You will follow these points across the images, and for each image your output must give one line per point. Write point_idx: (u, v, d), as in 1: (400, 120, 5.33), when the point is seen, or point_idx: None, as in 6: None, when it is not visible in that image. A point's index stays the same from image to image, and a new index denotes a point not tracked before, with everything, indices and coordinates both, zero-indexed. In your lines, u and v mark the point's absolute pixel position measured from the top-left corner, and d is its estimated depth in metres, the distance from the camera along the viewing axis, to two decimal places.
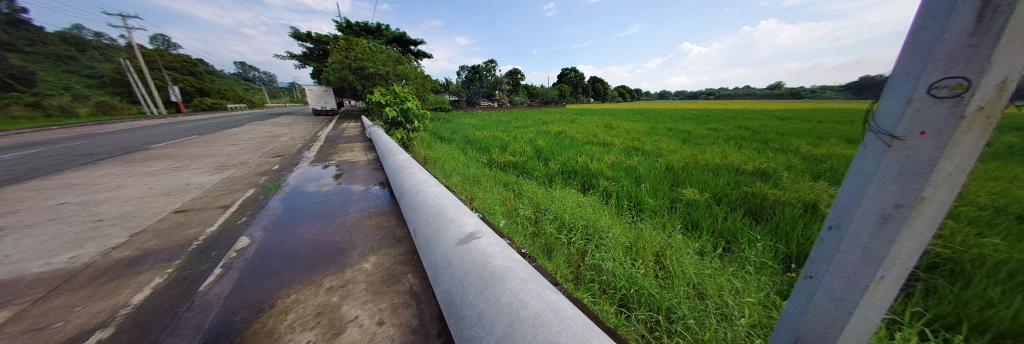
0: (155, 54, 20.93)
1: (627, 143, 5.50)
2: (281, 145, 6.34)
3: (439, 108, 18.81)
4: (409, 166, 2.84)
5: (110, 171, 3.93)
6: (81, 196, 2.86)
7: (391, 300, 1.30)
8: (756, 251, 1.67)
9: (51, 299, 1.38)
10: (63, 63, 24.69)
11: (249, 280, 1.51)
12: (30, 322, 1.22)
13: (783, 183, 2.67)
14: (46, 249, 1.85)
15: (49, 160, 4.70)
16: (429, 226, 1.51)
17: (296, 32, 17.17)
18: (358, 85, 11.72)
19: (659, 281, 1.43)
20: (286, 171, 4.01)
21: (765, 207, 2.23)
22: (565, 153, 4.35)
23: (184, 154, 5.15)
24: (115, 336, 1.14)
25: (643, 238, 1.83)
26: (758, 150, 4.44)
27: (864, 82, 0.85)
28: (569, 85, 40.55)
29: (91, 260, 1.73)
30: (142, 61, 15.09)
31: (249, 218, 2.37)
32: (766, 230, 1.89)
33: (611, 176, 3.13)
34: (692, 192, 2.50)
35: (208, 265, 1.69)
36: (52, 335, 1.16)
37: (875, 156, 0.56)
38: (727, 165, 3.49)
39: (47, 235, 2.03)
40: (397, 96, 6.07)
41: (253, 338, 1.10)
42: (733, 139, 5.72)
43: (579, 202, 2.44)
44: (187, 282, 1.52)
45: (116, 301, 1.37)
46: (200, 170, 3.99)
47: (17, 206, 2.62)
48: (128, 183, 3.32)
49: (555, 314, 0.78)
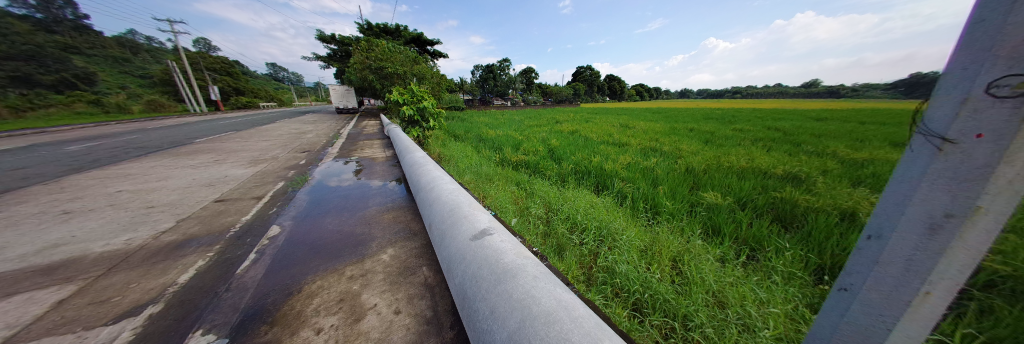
0: (197, 56, 22.84)
1: (644, 143, 5.31)
2: (306, 141, 6.74)
3: (453, 106, 19.17)
4: (424, 163, 2.91)
5: (160, 163, 4.36)
6: (136, 185, 3.20)
7: (408, 291, 1.36)
8: (785, 261, 1.55)
9: (110, 276, 1.56)
10: (121, 66, 27.62)
11: (279, 266, 1.63)
12: (94, 295, 1.39)
13: (817, 189, 2.48)
14: (107, 231, 2.09)
15: (109, 152, 5.28)
16: (443, 222, 1.56)
17: (321, 34, 18.17)
18: (377, 85, 12.19)
19: (675, 287, 1.38)
20: (311, 166, 4.27)
21: (797, 213, 2.07)
22: (579, 153, 4.28)
23: (221, 148, 5.60)
24: (163, 312, 1.27)
25: (659, 241, 1.77)
26: (788, 153, 4.15)
27: (916, 79, 0.77)
28: (584, 83, 39.77)
29: (144, 243, 1.94)
30: (187, 63, 16.57)
31: (279, 209, 2.55)
32: (796, 239, 1.76)
33: (626, 177, 3.05)
34: (714, 196, 2.39)
35: (243, 250, 1.84)
36: (111, 308, 1.31)
37: (924, 161, 0.52)
38: (753, 168, 3.29)
39: (109, 219, 2.30)
40: (413, 95, 6.26)
41: (283, 319, 1.19)
42: (761, 140, 5.38)
43: (592, 203, 2.40)
44: (225, 266, 1.67)
45: (164, 280, 1.53)
46: (235, 164, 4.33)
47: (84, 192, 2.98)
48: (174, 174, 3.68)
49: (567, 312, 0.79)
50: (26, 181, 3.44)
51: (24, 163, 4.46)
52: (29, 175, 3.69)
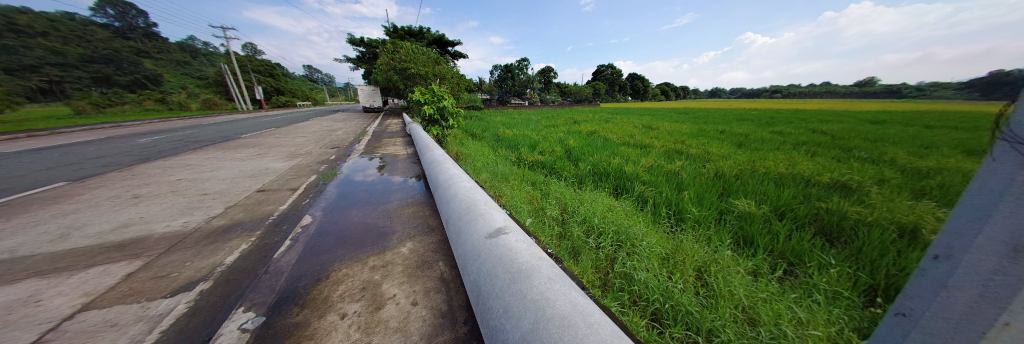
0: (246, 60, 25.37)
1: (668, 146, 5.03)
2: (336, 138, 7.21)
3: (472, 106, 19.53)
4: (443, 161, 3.00)
5: (212, 155, 4.89)
6: (193, 174, 3.62)
7: (424, 284, 1.41)
8: (829, 278, 1.39)
9: (171, 254, 1.78)
10: (184, 69, 31.47)
11: (310, 253, 1.76)
12: (156, 271, 1.59)
13: (870, 200, 2.20)
14: (167, 214, 2.38)
15: (172, 145, 6.02)
16: (459, 219, 1.59)
17: (352, 38, 19.40)
18: (401, 85, 12.76)
19: (699, 299, 1.30)
20: (339, 161, 4.57)
21: (846, 227, 1.85)
22: (598, 154, 4.16)
23: (263, 143, 6.17)
24: (212, 289, 1.43)
25: (683, 250, 1.67)
26: (835, 159, 3.75)
27: (997, 76, 0.67)
28: (604, 83, 38.68)
29: (198, 226, 2.19)
30: (236, 66, 18.44)
31: (311, 200, 2.76)
32: (843, 255, 1.57)
33: (648, 181, 2.92)
34: (747, 204, 2.21)
35: (280, 237, 2.02)
36: (170, 282, 1.49)
37: (1011, 173, 0.44)
38: (793, 174, 3.02)
39: (169, 204, 2.62)
40: (434, 94, 6.47)
41: (312, 302, 1.29)
42: (804, 145, 4.89)
43: (610, 206, 2.33)
44: (264, 250, 1.83)
45: (213, 261, 1.71)
46: (274, 157, 4.75)
47: (152, 179, 3.42)
48: (224, 166, 4.11)
49: (582, 317, 0.77)
50: (108, 169, 4.01)
51: (107, 152, 5.21)
52: (110, 163, 4.30)
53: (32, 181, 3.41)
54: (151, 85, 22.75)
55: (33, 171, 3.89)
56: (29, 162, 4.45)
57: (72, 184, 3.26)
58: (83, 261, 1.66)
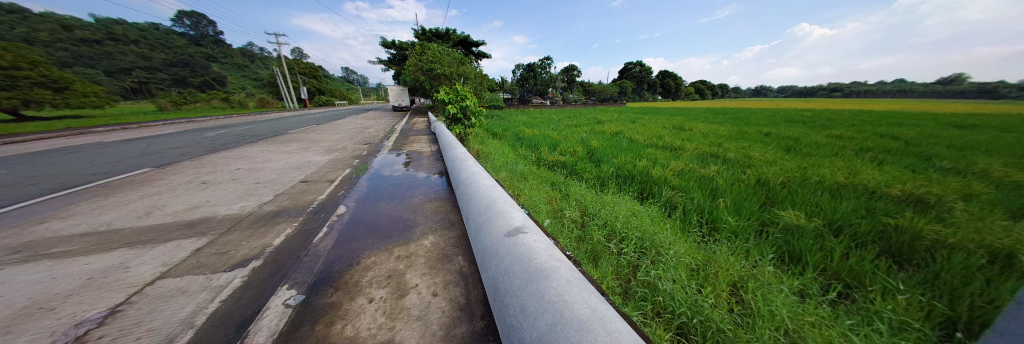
0: (294, 63, 28.19)
1: (702, 149, 4.68)
2: (367, 135, 7.75)
3: (494, 105, 19.80)
4: (465, 159, 3.08)
5: (264, 148, 5.53)
6: (248, 165, 4.11)
7: (445, 277, 1.47)
8: (900, 307, 1.19)
9: (229, 234, 2.04)
10: (243, 72, 35.88)
11: (343, 240, 1.92)
12: (218, 248, 1.83)
13: (955, 218, 1.85)
14: (229, 199, 2.74)
15: (233, 138, 6.89)
16: (479, 216, 1.63)
17: (385, 41, 20.70)
18: (427, 85, 13.33)
19: (733, 317, 1.19)
20: (370, 156, 4.90)
21: (922, 248, 1.57)
22: (622, 156, 4.00)
23: (306, 139, 6.82)
24: (262, 267, 1.61)
25: (716, 262, 1.55)
26: (907, 168, 3.24)
27: None
28: (631, 81, 36.93)
29: (252, 210, 2.49)
30: (286, 69, 20.56)
31: (346, 192, 3.01)
32: (920, 281, 1.33)
33: (679, 186, 2.73)
34: (795, 216, 1.98)
35: (318, 224, 2.22)
36: (230, 258, 1.71)
37: None
38: (850, 184, 2.65)
39: (230, 190, 3.01)
40: (458, 94, 6.65)
41: (344, 286, 1.40)
42: (867, 151, 4.27)
43: (634, 211, 2.24)
44: (305, 235, 2.04)
45: (263, 242, 1.93)
46: (315, 151, 5.24)
47: (217, 168, 3.95)
48: (273, 158, 4.61)
49: (602, 323, 0.73)
50: (183, 158, 4.69)
51: (184, 144, 6.12)
52: (185, 154, 5.03)
53: (128, 167, 4.09)
54: (218, 86, 26.28)
55: (129, 158, 4.67)
56: (128, 150, 5.37)
57: (156, 171, 3.86)
58: (164, 236, 1.96)
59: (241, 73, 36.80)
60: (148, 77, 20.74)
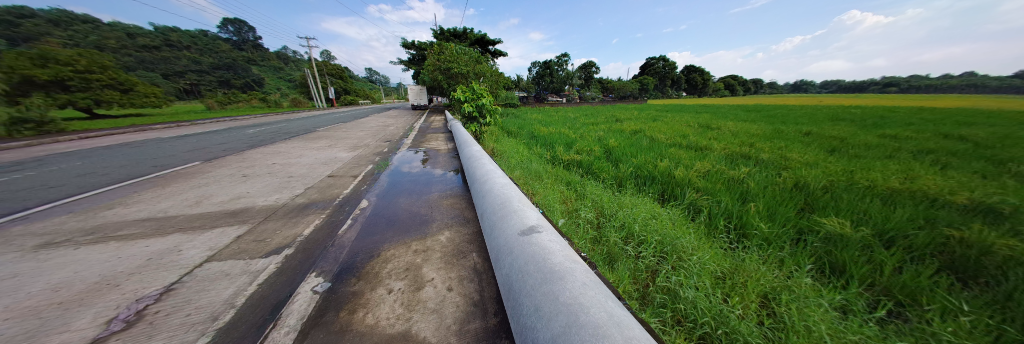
0: (322, 64, 29.97)
1: (730, 148, 4.37)
2: (388, 133, 8.06)
3: (510, 104, 19.82)
4: (480, 157, 3.11)
5: (296, 145, 5.94)
6: (282, 160, 4.44)
7: (459, 272, 1.49)
8: (972, 332, 1.03)
9: (265, 223, 2.22)
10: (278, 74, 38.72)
11: (365, 233, 2.01)
12: (255, 236, 2.00)
13: None
14: (265, 191, 2.98)
15: (269, 136, 7.48)
16: (494, 213, 1.64)
17: (405, 42, 21.36)
18: (445, 84, 13.60)
19: (763, 331, 1.10)
20: (391, 153, 5.10)
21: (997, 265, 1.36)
22: (642, 156, 3.84)
23: (332, 136, 7.23)
24: (293, 255, 1.74)
25: (744, 271, 1.44)
26: (979, 172, 2.82)
27: None
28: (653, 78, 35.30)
29: (285, 202, 2.69)
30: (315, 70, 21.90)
31: (368, 187, 3.16)
32: (996, 303, 1.15)
33: (704, 188, 2.57)
34: (839, 224, 1.79)
35: (343, 216, 2.36)
36: (265, 245, 1.86)
37: None
38: (905, 189, 2.37)
39: (266, 183, 3.27)
40: (474, 92, 6.72)
41: (366, 276, 1.47)
42: (928, 153, 3.78)
43: (654, 213, 2.14)
44: (331, 227, 2.17)
45: (295, 231, 2.08)
46: (340, 148, 5.55)
47: (256, 163, 4.31)
48: (304, 154, 4.95)
49: (619, 329, 0.70)
50: (228, 153, 5.17)
51: (228, 140, 6.74)
52: (229, 149, 5.53)
53: (182, 160, 4.57)
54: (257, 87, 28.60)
55: (182, 153, 5.22)
56: (183, 146, 6.01)
57: (204, 164, 4.28)
58: (211, 223, 2.18)
59: (276, 74, 39.80)
60: (199, 79, 23.02)
